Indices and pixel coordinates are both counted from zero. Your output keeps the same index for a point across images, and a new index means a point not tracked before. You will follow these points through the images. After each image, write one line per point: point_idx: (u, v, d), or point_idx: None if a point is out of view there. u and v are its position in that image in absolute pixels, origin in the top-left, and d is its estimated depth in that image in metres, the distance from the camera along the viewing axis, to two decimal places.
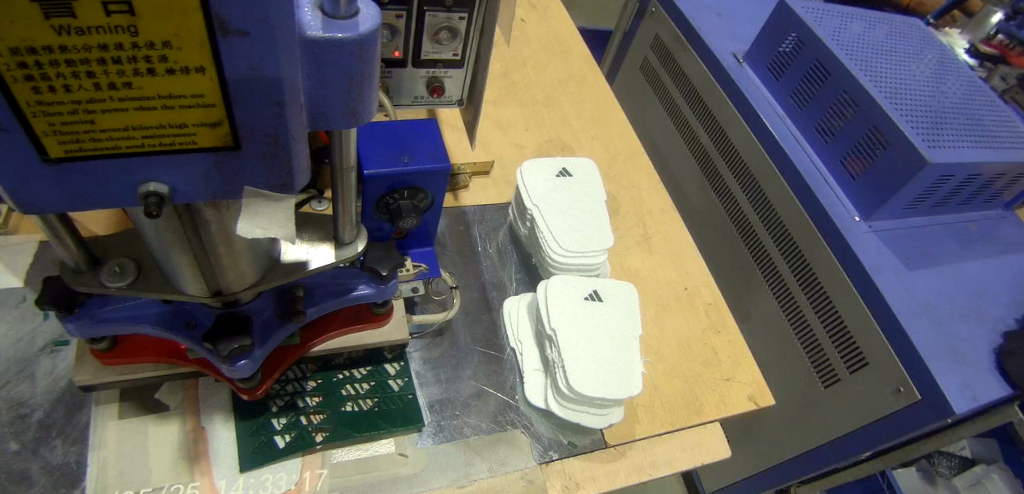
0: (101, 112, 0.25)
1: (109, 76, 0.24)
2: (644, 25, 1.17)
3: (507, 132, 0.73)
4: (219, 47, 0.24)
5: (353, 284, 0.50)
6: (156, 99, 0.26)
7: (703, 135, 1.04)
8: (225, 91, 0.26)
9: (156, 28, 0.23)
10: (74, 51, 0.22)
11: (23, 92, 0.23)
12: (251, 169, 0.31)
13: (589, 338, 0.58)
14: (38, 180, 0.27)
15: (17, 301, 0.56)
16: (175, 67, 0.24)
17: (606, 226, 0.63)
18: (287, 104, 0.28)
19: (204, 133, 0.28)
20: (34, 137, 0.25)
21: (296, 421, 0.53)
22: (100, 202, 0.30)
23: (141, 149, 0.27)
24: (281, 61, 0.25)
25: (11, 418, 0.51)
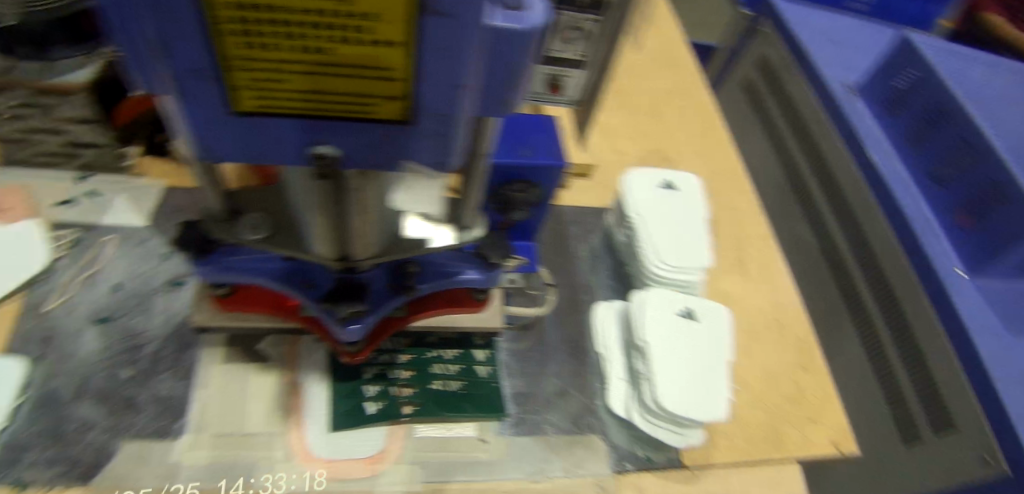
0: (297, 73, 0.30)
1: (310, 44, 0.28)
2: (749, 46, 1.14)
3: (611, 138, 0.75)
4: (413, 32, 0.28)
5: (463, 267, 0.51)
6: (343, 67, 0.30)
7: (800, 160, 1.00)
8: (407, 68, 0.31)
9: (365, 9, 0.27)
10: (286, 18, 0.27)
11: (238, 46, 0.28)
12: (408, 141, 0.36)
13: (682, 356, 0.56)
14: (233, 125, 0.33)
15: (142, 239, 0.60)
16: (370, 41, 0.29)
17: (708, 244, 0.61)
18: (457, 89, 0.32)
19: (379, 104, 0.33)
20: (238, 87, 0.30)
21: (387, 390, 0.54)
22: (276, 152, 0.35)
23: (320, 110, 0.33)
24: (457, 53, 0.29)
25: (127, 346, 0.54)
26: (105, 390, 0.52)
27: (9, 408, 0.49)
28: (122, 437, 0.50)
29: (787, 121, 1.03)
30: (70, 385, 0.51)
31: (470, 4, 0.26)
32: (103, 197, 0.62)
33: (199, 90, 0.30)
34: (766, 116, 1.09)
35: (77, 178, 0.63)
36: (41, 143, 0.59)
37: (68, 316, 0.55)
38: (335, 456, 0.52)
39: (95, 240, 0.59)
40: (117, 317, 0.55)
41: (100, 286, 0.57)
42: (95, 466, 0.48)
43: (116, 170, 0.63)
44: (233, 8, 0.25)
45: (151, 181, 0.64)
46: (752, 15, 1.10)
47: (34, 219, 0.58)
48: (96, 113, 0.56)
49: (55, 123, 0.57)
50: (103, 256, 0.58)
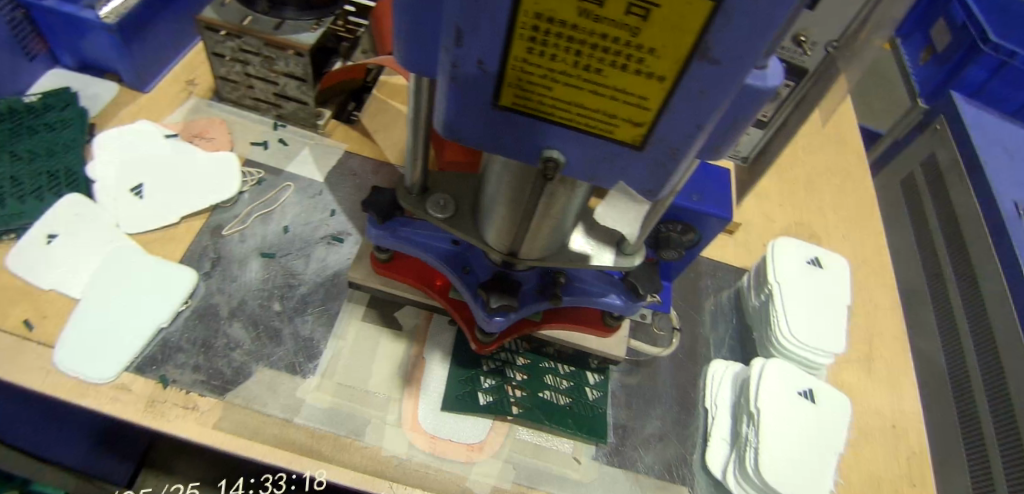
0: (562, 84, 0.31)
1: (588, 60, 0.29)
2: (921, 139, 1.11)
3: (761, 201, 0.77)
4: (690, 67, 0.27)
5: (608, 291, 0.52)
6: (609, 88, 0.31)
7: (948, 269, 0.96)
8: (668, 100, 0.30)
9: (652, 37, 0.27)
10: (581, 33, 0.28)
11: (522, 50, 0.29)
12: (635, 167, 0.36)
13: (793, 434, 0.54)
14: (483, 116, 0.35)
15: (314, 192, 0.69)
16: (643, 69, 0.29)
17: (842, 330, 0.60)
18: (703, 128, 0.32)
19: (626, 128, 0.33)
20: (504, 84, 0.32)
21: (501, 386, 0.58)
22: (508, 150, 0.37)
23: (569, 121, 0.33)
24: (724, 95, 0.29)
25: (285, 283, 0.62)
26: (255, 317, 0.60)
27: (174, 310, 0.58)
28: (260, 363, 0.57)
29: (942, 226, 1.00)
30: (229, 304, 0.60)
31: (750, 54, 0.26)
32: (289, 146, 0.72)
33: (471, 79, 0.32)
34: (919, 213, 1.07)
35: (276, 124, 0.73)
36: (257, 89, 0.70)
37: (240, 244, 0.64)
38: (441, 434, 0.55)
39: (274, 183, 0.68)
40: (279, 255, 0.64)
41: (272, 224, 0.66)
42: (232, 382, 0.55)
43: (306, 125, 0.73)
44: (533, 13, 0.27)
45: (334, 142, 0.73)
46: (928, 108, 1.09)
47: (228, 152, 0.69)
48: (304, 74, 0.65)
49: (272, 74, 0.67)
50: (282, 197, 0.68)
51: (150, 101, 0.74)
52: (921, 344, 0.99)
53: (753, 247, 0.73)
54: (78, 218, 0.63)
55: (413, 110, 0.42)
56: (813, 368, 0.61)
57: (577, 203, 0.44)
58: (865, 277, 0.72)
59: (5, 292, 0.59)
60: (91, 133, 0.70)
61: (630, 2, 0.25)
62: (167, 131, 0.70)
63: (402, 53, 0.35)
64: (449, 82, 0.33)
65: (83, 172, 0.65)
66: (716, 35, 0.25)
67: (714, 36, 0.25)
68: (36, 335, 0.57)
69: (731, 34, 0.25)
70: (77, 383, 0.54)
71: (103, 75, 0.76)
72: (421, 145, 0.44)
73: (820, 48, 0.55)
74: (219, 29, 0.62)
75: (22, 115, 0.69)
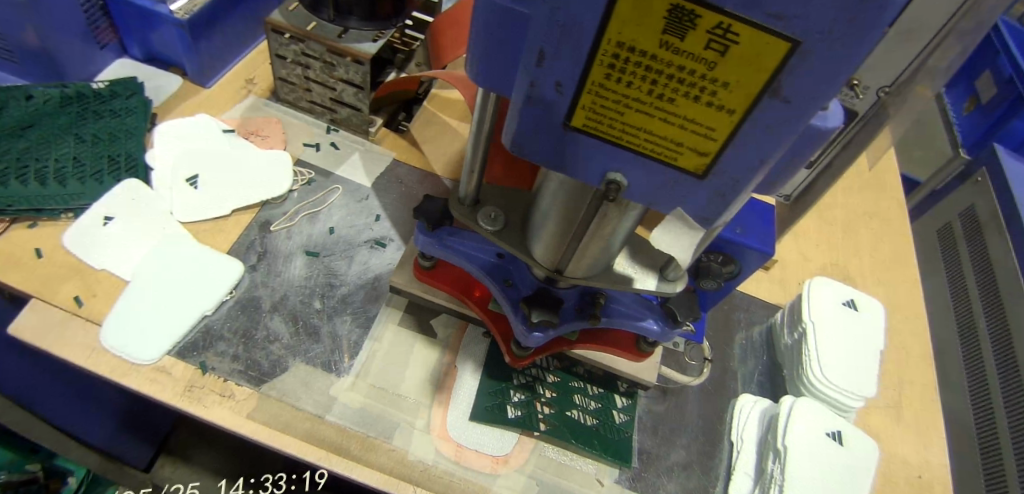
0: (634, 110, 0.31)
1: (662, 89, 0.29)
2: (960, 189, 1.13)
3: (798, 240, 0.78)
4: (760, 103, 0.28)
5: (645, 316, 0.52)
6: (679, 117, 0.31)
7: (981, 319, 1.00)
8: (735, 132, 0.30)
9: (729, 71, 0.27)
10: (660, 62, 0.28)
11: (599, 74, 0.30)
12: (695, 195, 0.35)
13: (819, 473, 0.53)
14: (550, 136, 0.35)
15: (361, 196, 0.72)
16: (715, 101, 0.29)
17: (874, 374, 0.60)
18: (767, 161, 0.32)
19: (690, 156, 0.33)
20: (576, 106, 0.32)
21: (530, 402, 0.59)
22: (570, 171, 0.37)
23: (635, 146, 0.33)
24: (791, 130, 0.29)
25: (327, 282, 0.64)
26: (296, 312, 0.62)
27: (219, 299, 0.60)
28: (297, 358, 0.58)
29: (976, 273, 1.03)
30: (272, 298, 0.62)
31: (825, 94, 0.26)
32: (340, 150, 0.75)
33: (544, 100, 0.32)
34: (955, 265, 1.10)
35: (329, 128, 0.77)
36: (314, 93, 0.74)
37: (286, 241, 0.67)
38: (467, 444, 0.56)
39: (323, 184, 0.72)
40: (324, 254, 0.66)
41: (318, 224, 0.69)
42: (269, 374, 0.57)
43: (358, 131, 0.77)
44: (616, 39, 0.27)
45: (383, 149, 0.76)
46: (970, 159, 1.10)
47: (281, 152, 0.72)
48: (362, 81, 0.69)
49: (331, 79, 0.71)
50: (330, 199, 0.71)
51: (211, 97, 0.78)
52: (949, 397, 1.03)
53: (787, 283, 0.74)
54: (134, 203, 0.66)
55: (476, 124, 0.43)
56: (843, 410, 0.60)
57: (626, 228, 0.43)
58: (896, 322, 0.72)
59: (60, 267, 0.61)
60: (152, 122, 0.75)
61: (712, 37, 0.25)
62: (225, 126, 0.75)
63: (477, 69, 0.36)
64: (522, 101, 0.33)
65: (142, 158, 0.70)
66: (788, 75, 0.25)
67: (785, 77, 0.26)
68: (83, 312, 0.59)
69: (804, 75, 0.25)
70: (120, 361, 0.56)
71: (168, 68, 0.81)
72: (480, 159, 0.46)
73: (872, 93, 0.60)
74: (285, 32, 0.66)
75: (89, 100, 0.73)
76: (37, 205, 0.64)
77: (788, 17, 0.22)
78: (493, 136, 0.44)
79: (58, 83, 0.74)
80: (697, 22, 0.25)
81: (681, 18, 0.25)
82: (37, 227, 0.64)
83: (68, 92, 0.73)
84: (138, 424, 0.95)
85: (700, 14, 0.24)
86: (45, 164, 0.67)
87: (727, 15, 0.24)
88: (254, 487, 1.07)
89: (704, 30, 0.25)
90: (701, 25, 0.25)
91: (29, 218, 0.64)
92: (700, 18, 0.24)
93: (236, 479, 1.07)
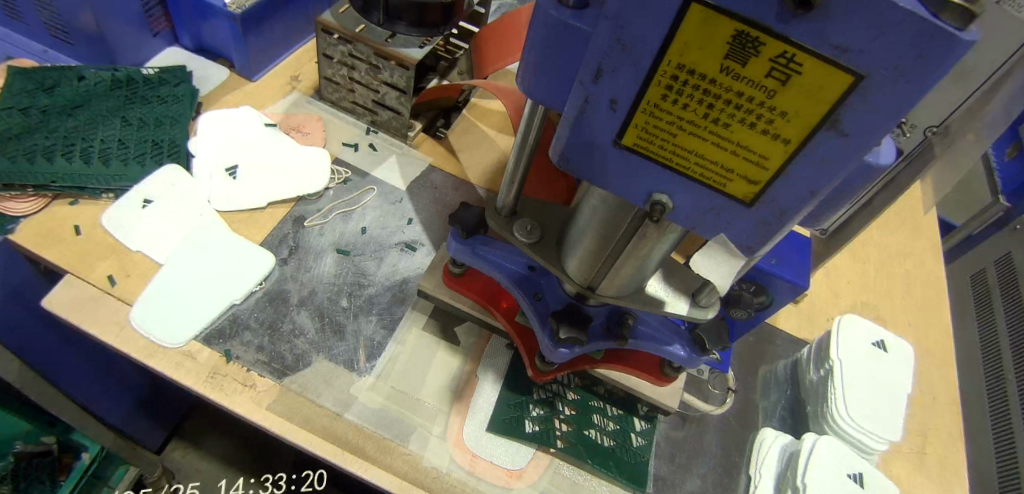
0: (687, 132, 0.29)
1: (719, 114, 0.27)
2: (998, 236, 1.11)
3: (829, 275, 0.77)
4: (818, 134, 0.25)
5: (674, 341, 0.51)
6: (732, 144, 0.28)
7: (1011, 372, 1.00)
8: (791, 162, 0.28)
9: (789, 100, 0.25)
10: (718, 87, 0.26)
11: (655, 94, 0.28)
12: (741, 223, 0.33)
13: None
14: (596, 153, 0.33)
15: (395, 199, 0.73)
16: (770, 130, 0.26)
17: (901, 419, 0.59)
18: (818, 196, 0.29)
19: (740, 184, 0.30)
20: (628, 124, 0.30)
21: (548, 418, 0.59)
22: (614, 190, 0.35)
23: (684, 170, 0.31)
24: (844, 167, 0.27)
25: (355, 281, 0.65)
26: (322, 309, 0.62)
27: (249, 290, 0.61)
28: (320, 354, 0.59)
29: (1010, 324, 1.03)
30: (301, 292, 0.63)
31: (884, 128, 0.24)
32: (378, 152, 0.77)
33: (593, 117, 0.31)
34: (987, 316, 1.09)
35: (368, 129, 0.79)
36: (357, 94, 0.76)
37: (319, 237, 0.68)
38: (482, 454, 0.56)
39: (358, 184, 0.73)
40: (354, 253, 0.67)
41: (351, 223, 0.70)
42: (292, 368, 0.58)
43: (396, 135, 0.78)
44: (674, 58, 0.25)
45: (419, 154, 0.77)
46: (1009, 206, 1.08)
47: (320, 149, 0.74)
48: (405, 85, 0.70)
49: (375, 82, 0.72)
50: (364, 200, 0.72)
51: (256, 90, 0.80)
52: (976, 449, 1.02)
53: (815, 319, 0.74)
54: (174, 188, 0.68)
55: (521, 137, 0.44)
56: (866, 452, 0.59)
57: (664, 250, 0.42)
58: (925, 367, 0.71)
59: (96, 245, 0.62)
60: (197, 111, 0.77)
61: (773, 65, 0.23)
62: (267, 120, 0.76)
63: (529, 80, 0.35)
64: (574, 117, 0.31)
65: (185, 145, 0.72)
66: (852, 107, 0.23)
67: (847, 109, 0.24)
68: (116, 291, 0.60)
69: (868, 108, 0.23)
70: (147, 343, 0.57)
71: (216, 59, 0.83)
72: (521, 171, 0.46)
73: (919, 132, 0.59)
74: (334, 32, 0.68)
75: (138, 85, 0.76)
76: (81, 183, 0.65)
77: (854, 49, 0.21)
78: (537, 150, 0.45)
79: (109, 66, 0.76)
80: (762, 49, 0.23)
81: (745, 42, 0.23)
82: (78, 204, 0.65)
83: (118, 75, 0.75)
84: (153, 407, 0.97)
85: (764, 40, 0.22)
86: (91, 144, 0.69)
87: (792, 43, 0.22)
88: (255, 486, 1.07)
89: (766, 57, 0.23)
90: (765, 52, 0.23)
91: (71, 195, 0.65)
92: (765, 43, 0.23)
93: (237, 478, 1.06)
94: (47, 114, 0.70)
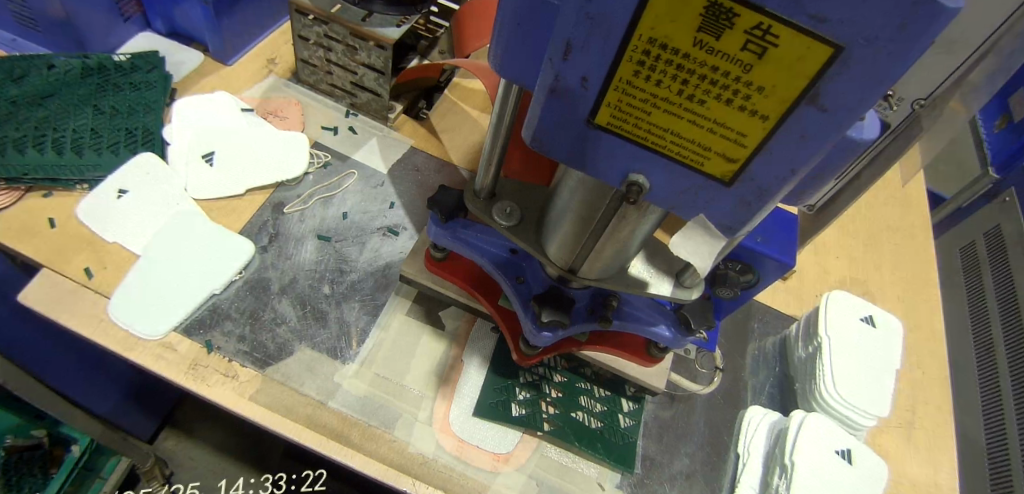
0: (662, 110, 0.27)
1: (694, 90, 0.26)
2: (987, 208, 1.11)
3: (818, 251, 0.77)
4: (796, 110, 0.24)
5: (658, 321, 0.51)
6: (710, 121, 0.27)
7: (1000, 344, 1.00)
8: (770, 139, 0.26)
9: (766, 75, 0.23)
10: (692, 61, 0.24)
11: (626, 70, 0.26)
12: (721, 202, 0.31)
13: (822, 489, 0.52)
14: (569, 132, 0.31)
15: (376, 182, 0.71)
16: (748, 106, 0.25)
17: (889, 395, 0.59)
18: (798, 174, 0.28)
19: (719, 162, 0.29)
20: (600, 101, 0.28)
21: (535, 401, 0.59)
22: (590, 171, 0.33)
23: (660, 149, 0.29)
24: (825, 144, 0.25)
25: (337, 267, 0.64)
26: (304, 296, 0.62)
27: (228, 278, 0.60)
28: (303, 342, 0.58)
29: (999, 296, 1.03)
30: (281, 280, 0.62)
31: (867, 102, 0.22)
32: (358, 135, 0.75)
33: (564, 96, 0.29)
34: (977, 289, 1.09)
35: (348, 112, 0.77)
36: (335, 76, 0.74)
37: (299, 224, 0.67)
38: (468, 439, 0.56)
39: (339, 168, 0.72)
40: (335, 239, 0.66)
41: (332, 208, 0.68)
42: (274, 357, 0.57)
43: (377, 117, 0.76)
44: (645, 32, 0.24)
45: (401, 136, 0.76)
46: (999, 178, 1.07)
47: (298, 133, 0.72)
48: (383, 66, 0.68)
49: (352, 63, 0.71)
50: (345, 184, 0.70)
51: (232, 74, 0.78)
52: (966, 422, 1.02)
53: (804, 295, 0.73)
54: (149, 176, 0.66)
55: (496, 118, 0.42)
56: (854, 429, 0.59)
57: (644, 231, 0.41)
58: (913, 340, 0.71)
59: (71, 238, 0.61)
60: (172, 97, 0.75)
61: (750, 36, 0.22)
62: (243, 105, 0.75)
63: (500, 57, 0.34)
64: (544, 95, 0.29)
65: (160, 133, 0.70)
66: (831, 80, 0.22)
67: (826, 82, 0.22)
68: (93, 284, 0.59)
69: (846, 83, 0.22)
70: (126, 335, 0.56)
71: (190, 44, 0.81)
72: (498, 153, 0.44)
73: (907, 104, 0.59)
74: (309, 13, 0.66)
75: (110, 72, 0.73)
76: (53, 175, 0.64)
77: (832, 19, 0.19)
78: (513, 130, 0.43)
79: (79, 53, 0.74)
80: (735, 21, 0.21)
81: (717, 14, 0.21)
82: (52, 196, 0.64)
83: (89, 62, 0.73)
84: (143, 399, 0.96)
85: (738, 11, 0.21)
86: (63, 134, 0.67)
87: (767, 14, 0.20)
88: (255, 487, 1.06)
89: (741, 29, 0.22)
90: (740, 24, 0.21)
91: (44, 187, 0.64)
92: (739, 15, 0.21)
93: (236, 479, 1.05)
94: (16, 105, 0.68)
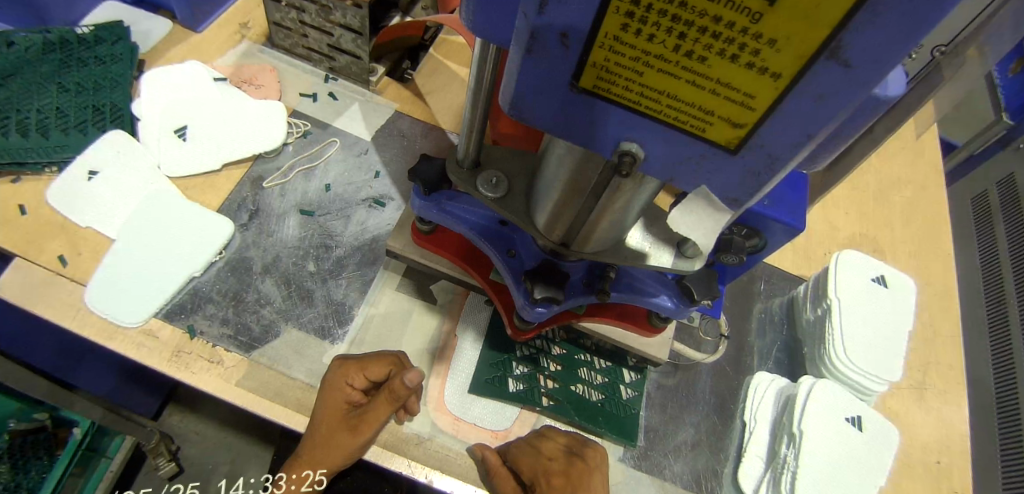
0: (656, 70, 0.24)
1: (693, 45, 0.22)
2: (1000, 156, 1.06)
3: (828, 207, 0.73)
4: (813, 66, 0.20)
5: (660, 292, 0.48)
6: (713, 81, 0.23)
7: (1012, 298, 0.97)
8: (783, 101, 0.22)
9: (779, 25, 0.19)
10: (690, 11, 0.20)
11: (613, 25, 0.22)
12: (726, 173, 0.28)
13: (830, 456, 0.50)
14: (550, 98, 0.27)
15: (359, 150, 0.68)
16: (757, 63, 0.21)
17: (902, 357, 0.56)
18: (815, 140, 0.24)
19: (722, 128, 0.25)
20: (584, 63, 0.24)
21: (533, 375, 0.57)
22: (577, 140, 0.29)
23: (655, 114, 0.26)
24: (848, 103, 0.21)
25: (321, 244, 0.61)
26: (289, 275, 0.59)
27: (208, 259, 0.58)
28: (289, 323, 0.56)
29: (1011, 248, 1.00)
30: (264, 259, 0.60)
31: (896, 54, 0.19)
32: (339, 102, 0.71)
33: (542, 57, 0.25)
34: (988, 241, 1.05)
35: (327, 77, 0.73)
36: (311, 38, 0.69)
37: (280, 199, 0.63)
38: (465, 417, 0.54)
39: (319, 137, 0.68)
40: (319, 213, 0.63)
41: (314, 181, 0.65)
42: (260, 341, 0.55)
43: (358, 80, 0.72)
44: None
45: (385, 101, 0.72)
46: (1014, 123, 1.02)
47: (274, 102, 0.68)
48: (361, 26, 0.63)
49: (327, 25, 0.66)
50: (326, 154, 0.67)
51: (202, 42, 0.73)
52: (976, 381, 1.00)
53: (812, 254, 0.70)
54: (120, 156, 0.63)
55: (476, 80, 0.38)
56: (865, 394, 0.57)
57: (642, 202, 0.37)
58: (925, 297, 0.68)
59: (41, 224, 0.58)
60: (139, 70, 0.70)
61: None
62: (215, 74, 0.70)
63: (472, 14, 0.29)
64: (520, 56, 0.25)
65: (128, 108, 0.66)
66: (857, 30, 0.18)
67: (851, 33, 0.18)
68: (68, 272, 0.56)
69: (875, 31, 0.18)
70: (105, 324, 0.53)
71: (155, 11, 0.75)
72: (479, 118, 0.40)
73: (927, 52, 0.55)
74: None
75: (72, 46, 0.69)
76: (19, 159, 0.60)
77: None
78: (495, 92, 0.39)
79: (40, 29, 0.69)
80: None
81: None
82: (20, 182, 0.60)
83: (50, 37, 0.69)
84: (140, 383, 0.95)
85: None
86: (27, 115, 0.63)
87: None
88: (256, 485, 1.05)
89: None
90: None
91: (12, 172, 0.60)
92: None
93: (236, 480, 1.03)
94: None
